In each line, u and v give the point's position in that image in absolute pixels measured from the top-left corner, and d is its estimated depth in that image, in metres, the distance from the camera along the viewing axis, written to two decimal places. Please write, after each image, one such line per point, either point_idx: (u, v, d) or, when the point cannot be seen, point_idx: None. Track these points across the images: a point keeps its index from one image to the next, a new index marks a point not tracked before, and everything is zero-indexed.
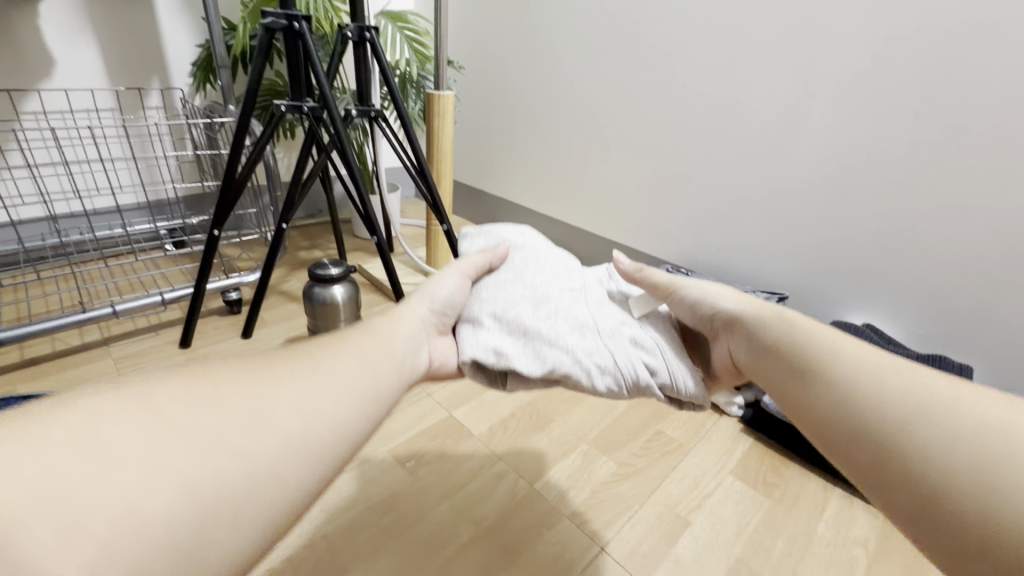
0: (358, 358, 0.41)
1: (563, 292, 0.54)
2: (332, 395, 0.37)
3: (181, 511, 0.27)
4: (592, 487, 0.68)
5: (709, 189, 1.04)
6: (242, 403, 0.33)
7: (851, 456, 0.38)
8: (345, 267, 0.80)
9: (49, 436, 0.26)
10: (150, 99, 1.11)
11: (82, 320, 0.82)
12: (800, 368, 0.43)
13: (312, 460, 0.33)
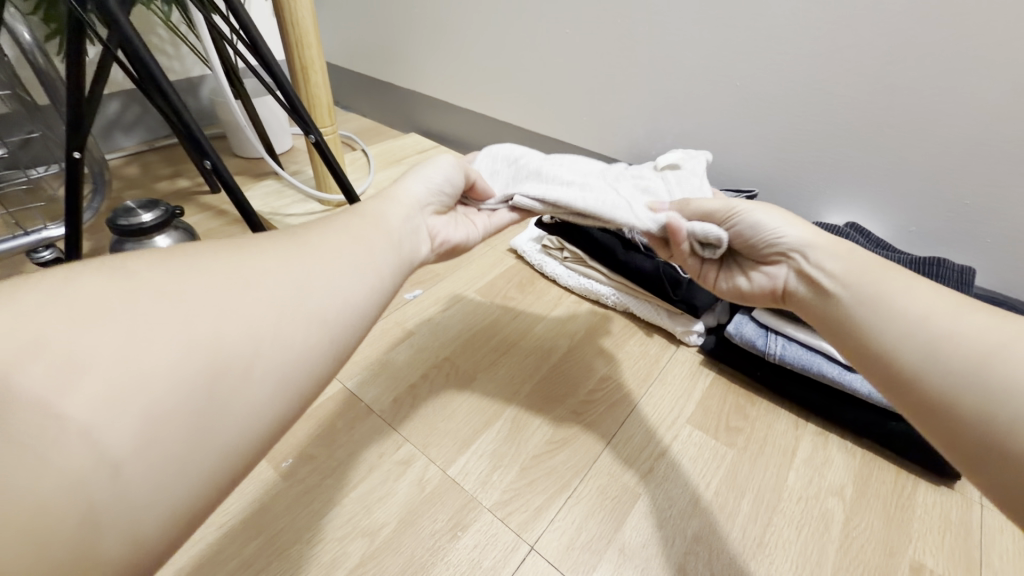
0: (342, 238, 0.41)
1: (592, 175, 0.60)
2: (315, 270, 0.36)
3: (185, 362, 0.27)
4: (520, 464, 0.55)
5: (660, 59, 0.81)
6: (221, 271, 0.32)
7: (904, 394, 0.36)
8: (162, 211, 0.57)
9: (17, 296, 0.26)
10: None
11: None
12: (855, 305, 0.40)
13: (305, 320, 0.34)
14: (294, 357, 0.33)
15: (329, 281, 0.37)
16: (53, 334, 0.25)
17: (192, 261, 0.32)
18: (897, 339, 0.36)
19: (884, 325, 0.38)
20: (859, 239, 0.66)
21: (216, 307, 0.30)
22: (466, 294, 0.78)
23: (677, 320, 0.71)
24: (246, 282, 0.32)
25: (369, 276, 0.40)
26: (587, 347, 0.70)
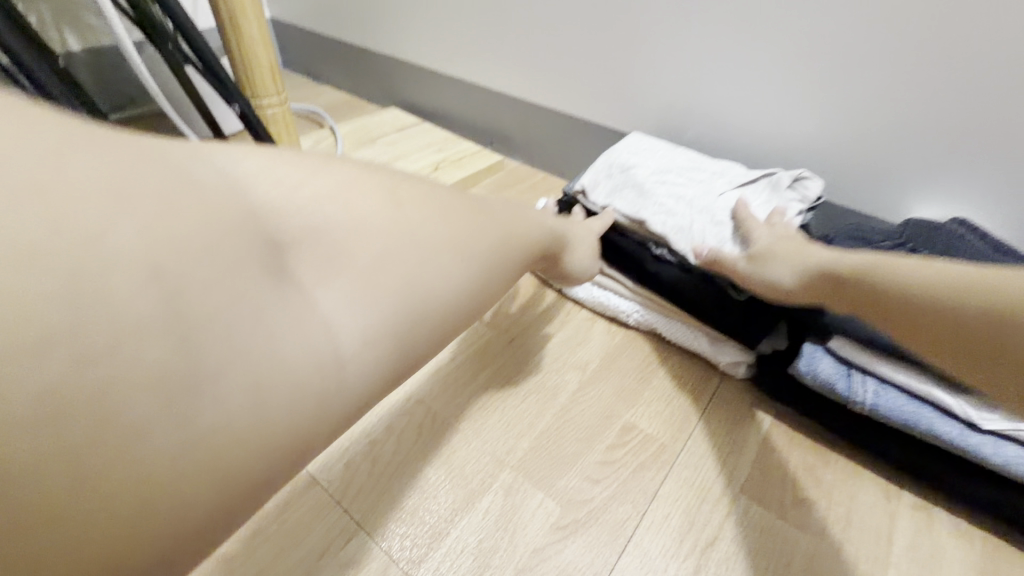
0: (495, 205, 0.35)
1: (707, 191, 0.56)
2: (484, 240, 0.31)
3: (404, 260, 0.26)
4: (516, 563, 0.40)
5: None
6: (425, 200, 0.29)
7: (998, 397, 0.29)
8: None
9: (283, 173, 0.24)
10: None
11: None
12: (866, 267, 0.38)
13: (479, 268, 0.30)
14: (468, 285, 0.29)
15: (485, 243, 0.31)
16: (299, 197, 0.23)
17: (411, 190, 0.29)
18: (923, 280, 0.33)
19: (894, 267, 0.35)
20: (973, 241, 0.48)
21: (424, 241, 0.27)
22: None
23: (719, 348, 0.54)
24: (444, 224, 0.29)
25: (514, 238, 0.34)
26: (602, 384, 0.53)
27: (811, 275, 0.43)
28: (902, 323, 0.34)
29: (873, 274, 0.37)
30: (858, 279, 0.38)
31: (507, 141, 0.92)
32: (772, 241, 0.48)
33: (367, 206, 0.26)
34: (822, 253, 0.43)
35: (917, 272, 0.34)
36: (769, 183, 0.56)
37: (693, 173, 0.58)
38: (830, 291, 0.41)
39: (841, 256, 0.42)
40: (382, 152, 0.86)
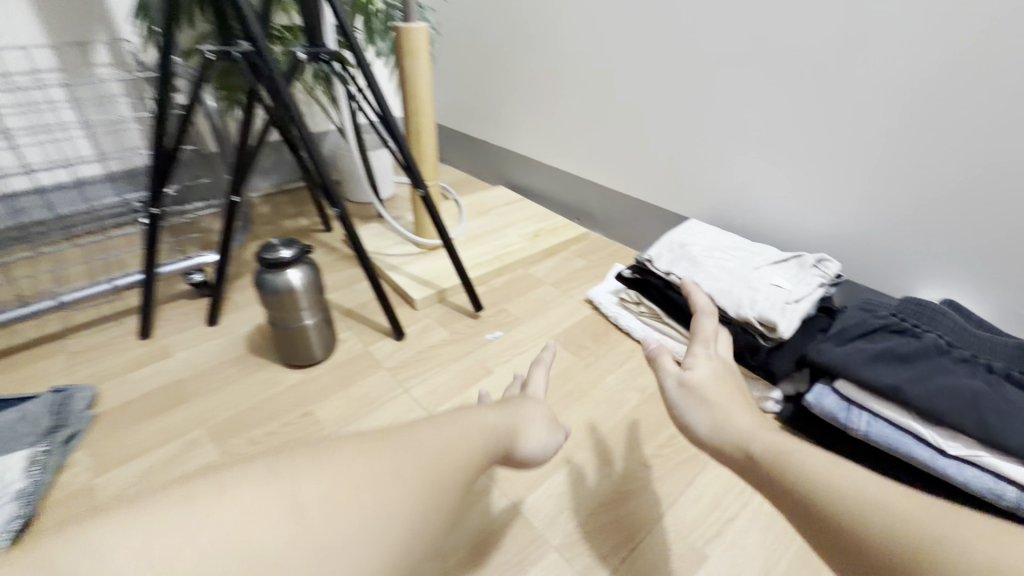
0: (442, 421, 0.37)
1: (745, 265, 0.74)
2: (408, 460, 0.31)
3: (342, 543, 0.26)
4: (586, 509, 0.57)
5: (750, 126, 0.82)
6: (304, 463, 0.29)
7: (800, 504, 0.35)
8: (298, 247, 0.69)
9: (191, 526, 0.24)
10: (96, 55, 0.97)
11: (29, 314, 0.75)
12: (787, 460, 0.37)
13: (412, 472, 0.31)
14: (405, 540, 0.28)
15: (409, 457, 0.32)
16: (223, 535, 0.24)
17: (289, 461, 0.29)
18: (842, 494, 0.33)
19: (804, 472, 0.35)
20: (957, 318, 0.62)
21: (329, 487, 0.28)
22: (542, 339, 0.81)
23: (752, 386, 0.70)
24: (345, 463, 0.29)
25: (453, 444, 0.35)
26: (657, 403, 0.71)
27: (719, 436, 0.44)
28: (811, 528, 0.33)
29: (789, 474, 0.36)
30: (776, 472, 0.37)
31: (591, 217, 1.15)
32: (707, 381, 0.49)
33: (276, 520, 0.26)
34: (742, 420, 0.44)
35: (834, 483, 0.34)
36: (797, 262, 0.74)
37: (735, 252, 0.77)
38: (742, 462, 0.41)
39: (759, 429, 0.42)
40: (495, 221, 1.12)
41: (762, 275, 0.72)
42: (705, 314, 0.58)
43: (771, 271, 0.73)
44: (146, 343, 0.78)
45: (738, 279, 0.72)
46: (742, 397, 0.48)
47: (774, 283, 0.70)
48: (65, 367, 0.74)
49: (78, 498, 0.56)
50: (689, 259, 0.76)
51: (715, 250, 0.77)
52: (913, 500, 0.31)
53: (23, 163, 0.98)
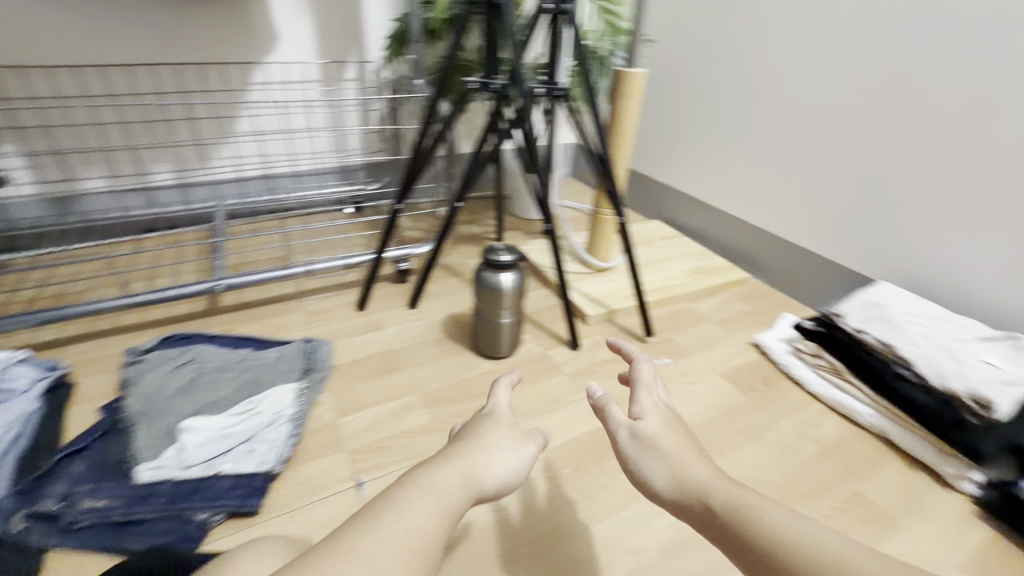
0: (439, 486, 0.42)
1: (950, 336, 0.72)
2: (423, 535, 0.38)
3: None
4: None
5: (945, 193, 0.79)
6: (357, 550, 0.35)
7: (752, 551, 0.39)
8: (516, 254, 0.78)
9: None
10: (347, 71, 1.15)
11: (287, 275, 0.92)
12: (754, 520, 0.41)
13: (433, 535, 0.39)
14: None
15: (431, 522, 0.39)
16: None
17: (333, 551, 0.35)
18: (797, 557, 0.37)
19: (768, 530, 0.39)
20: None
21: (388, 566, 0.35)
22: (711, 373, 0.84)
23: (948, 461, 0.68)
24: (379, 544, 0.36)
25: (435, 510, 0.40)
26: (835, 459, 0.70)
27: (680, 486, 0.46)
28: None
29: (746, 529, 0.40)
30: (744, 530, 0.40)
31: (753, 264, 1.13)
32: (659, 432, 0.50)
33: None
34: (697, 471, 0.46)
35: (801, 540, 0.38)
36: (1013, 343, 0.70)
37: (937, 320, 0.75)
38: (699, 513, 0.44)
39: (717, 480, 0.45)
40: (657, 252, 1.16)
41: (972, 349, 0.69)
42: (643, 364, 0.59)
43: (982, 346, 0.70)
44: (364, 314, 0.92)
45: (945, 350, 0.70)
46: (677, 441, 0.50)
47: (987, 359, 0.68)
48: (305, 323, 0.90)
49: (326, 432, 0.68)
50: (885, 320, 0.75)
51: (913, 315, 0.76)
52: (882, 563, 0.36)
53: (269, 154, 1.16)
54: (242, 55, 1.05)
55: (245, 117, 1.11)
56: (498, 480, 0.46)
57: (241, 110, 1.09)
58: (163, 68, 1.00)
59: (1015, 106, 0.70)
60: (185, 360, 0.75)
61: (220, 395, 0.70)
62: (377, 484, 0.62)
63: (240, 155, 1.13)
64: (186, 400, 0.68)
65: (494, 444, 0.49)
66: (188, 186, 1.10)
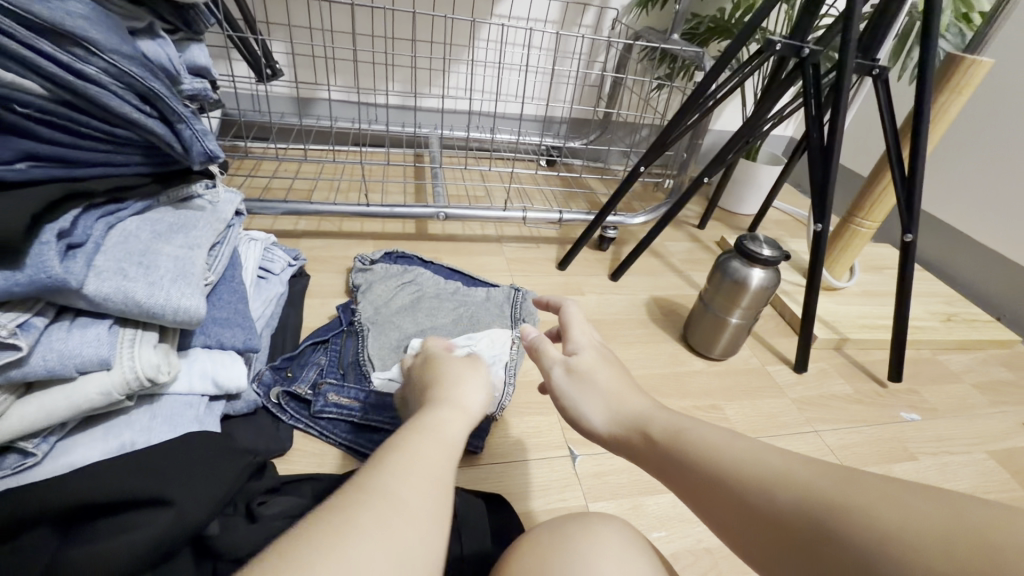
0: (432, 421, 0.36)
1: None
2: (439, 487, 0.30)
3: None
4: None
5: None
6: (349, 499, 0.27)
7: (746, 510, 0.32)
8: (777, 251, 0.68)
9: None
10: (587, 16, 1.08)
11: (499, 217, 0.90)
12: (684, 445, 0.36)
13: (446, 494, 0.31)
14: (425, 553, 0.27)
15: (438, 468, 0.32)
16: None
17: (325, 508, 0.27)
18: (760, 482, 0.32)
19: (720, 458, 0.34)
20: None
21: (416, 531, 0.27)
22: (975, 449, 0.68)
23: None
24: (381, 492, 0.28)
25: (426, 440, 0.34)
26: None
27: (619, 419, 0.41)
28: (734, 517, 0.32)
29: (691, 452, 0.36)
30: (694, 461, 0.35)
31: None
32: (595, 365, 0.45)
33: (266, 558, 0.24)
34: (637, 402, 0.42)
35: (736, 459, 0.34)
36: None
37: None
38: (639, 447, 0.39)
39: (656, 411, 0.40)
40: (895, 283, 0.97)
41: None
42: (565, 312, 0.52)
43: None
44: (563, 274, 0.88)
45: None
46: (608, 371, 0.45)
47: None
48: (506, 269, 0.88)
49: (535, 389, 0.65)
50: None
51: None
52: (825, 470, 0.30)
53: (485, 90, 1.13)
54: None
55: (478, 49, 1.09)
56: (479, 411, 0.41)
57: (479, 41, 1.07)
58: None
59: None
60: (406, 280, 0.76)
61: (439, 324, 0.70)
62: (590, 462, 0.57)
63: (463, 86, 1.11)
64: (409, 321, 0.69)
65: (467, 380, 0.42)
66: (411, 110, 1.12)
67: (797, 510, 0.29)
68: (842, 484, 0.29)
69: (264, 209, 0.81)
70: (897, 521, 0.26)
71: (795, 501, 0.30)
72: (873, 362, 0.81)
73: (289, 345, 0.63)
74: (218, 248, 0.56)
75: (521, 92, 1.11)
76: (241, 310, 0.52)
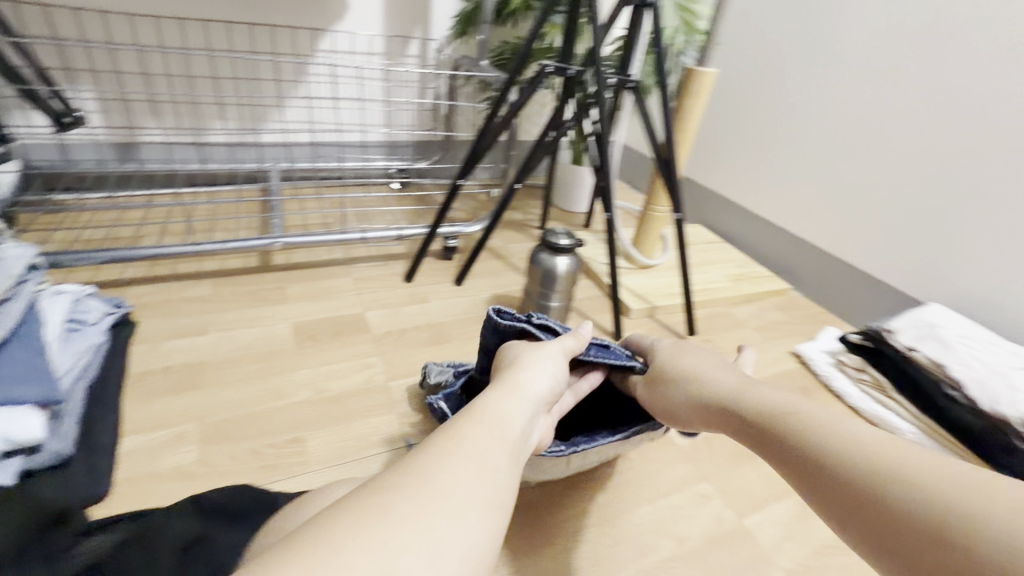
0: (507, 407, 0.39)
1: (1003, 365, 0.71)
2: (495, 471, 0.33)
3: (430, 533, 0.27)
4: (810, 546, 0.59)
5: (992, 224, 0.79)
6: (405, 481, 0.30)
7: (817, 478, 0.34)
8: (573, 240, 0.79)
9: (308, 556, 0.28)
10: (411, 47, 1.16)
11: (339, 240, 0.93)
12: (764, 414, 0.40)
13: (496, 461, 0.34)
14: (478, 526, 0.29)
15: (496, 444, 0.35)
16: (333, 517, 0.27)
17: (382, 489, 0.29)
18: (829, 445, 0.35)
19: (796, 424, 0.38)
20: None
21: (466, 500, 0.30)
22: (752, 377, 0.84)
23: None
24: (437, 472, 0.31)
25: (497, 427, 0.36)
26: None
27: (723, 404, 0.44)
28: (811, 484, 0.35)
29: (787, 427, 0.38)
30: (787, 434, 0.38)
31: (793, 275, 1.11)
32: (676, 359, 0.52)
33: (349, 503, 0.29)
34: (747, 389, 0.44)
35: (824, 433, 0.36)
36: None
37: (981, 343, 0.74)
38: (740, 423, 0.42)
39: (765, 393, 0.43)
40: (699, 255, 1.15)
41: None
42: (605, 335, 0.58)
43: None
44: (409, 286, 0.94)
45: (997, 376, 0.69)
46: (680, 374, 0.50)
47: None
48: (353, 289, 0.92)
49: (375, 394, 0.70)
50: (936, 338, 0.75)
51: (967, 337, 0.75)
52: (918, 461, 0.31)
53: (317, 121, 1.16)
54: (312, 21, 1.06)
55: (308, 84, 1.12)
56: (546, 396, 0.44)
57: (308, 75, 1.11)
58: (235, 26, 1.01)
59: None
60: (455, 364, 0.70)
61: None
62: None
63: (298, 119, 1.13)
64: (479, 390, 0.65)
65: (535, 362, 0.45)
66: (245, 146, 1.12)
67: (867, 481, 0.32)
68: (919, 469, 0.31)
69: (75, 261, 0.78)
70: (966, 508, 0.27)
71: (853, 468, 0.33)
72: (678, 322, 0.96)
73: (109, 396, 0.62)
74: (7, 306, 0.54)
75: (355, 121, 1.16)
76: (40, 365, 0.51)
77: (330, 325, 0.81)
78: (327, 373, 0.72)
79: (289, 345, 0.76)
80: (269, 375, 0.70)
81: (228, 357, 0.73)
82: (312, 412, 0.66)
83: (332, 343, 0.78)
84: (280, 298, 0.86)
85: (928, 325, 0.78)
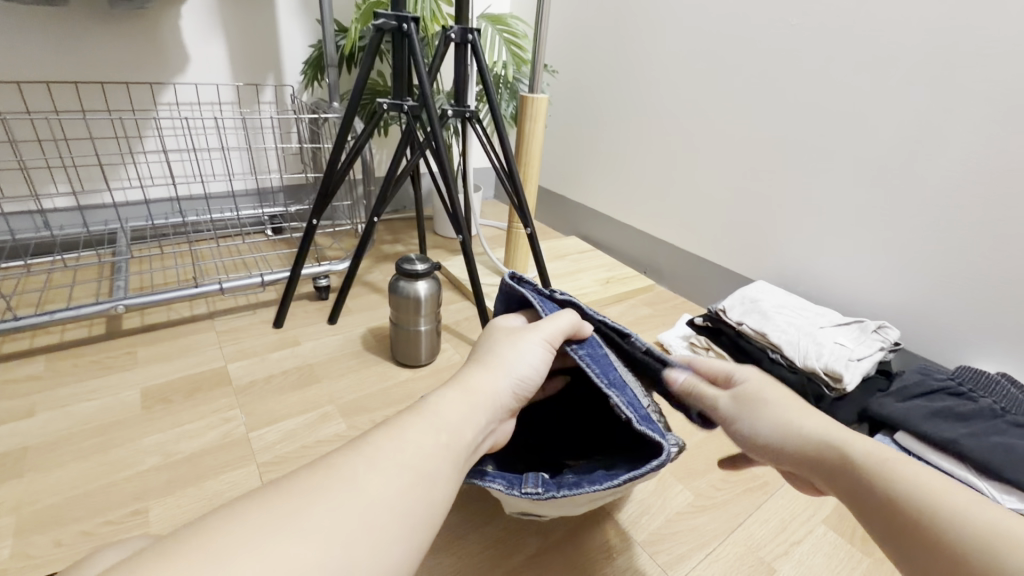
0: (460, 408, 0.35)
1: (811, 325, 0.82)
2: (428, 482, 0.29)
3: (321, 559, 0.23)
4: (666, 515, 0.64)
5: (789, 206, 0.92)
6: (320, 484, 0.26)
7: (891, 527, 0.30)
8: (430, 264, 0.83)
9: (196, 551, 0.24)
10: (265, 94, 1.15)
11: (194, 294, 0.89)
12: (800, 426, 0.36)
13: (445, 465, 0.31)
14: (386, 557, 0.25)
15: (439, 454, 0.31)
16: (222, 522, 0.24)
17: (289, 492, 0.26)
18: (877, 464, 0.32)
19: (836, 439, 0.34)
20: (1013, 391, 0.67)
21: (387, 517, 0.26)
22: None
23: None
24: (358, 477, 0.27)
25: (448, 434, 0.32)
26: (724, 437, 0.77)
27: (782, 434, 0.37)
28: (884, 530, 0.30)
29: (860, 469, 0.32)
30: (863, 475, 0.32)
31: (656, 272, 1.21)
32: (762, 385, 0.40)
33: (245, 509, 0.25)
34: (812, 419, 0.36)
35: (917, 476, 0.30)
36: (859, 326, 0.81)
37: (793, 309, 0.86)
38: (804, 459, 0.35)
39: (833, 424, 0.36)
40: (572, 264, 1.22)
41: (826, 334, 0.79)
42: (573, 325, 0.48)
43: (841, 330, 0.81)
44: (279, 332, 0.91)
45: (806, 336, 0.79)
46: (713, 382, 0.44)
47: (837, 338, 0.78)
48: (215, 342, 0.88)
49: (234, 447, 0.67)
50: (758, 311, 0.86)
51: (782, 306, 0.87)
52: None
53: (166, 175, 1.10)
54: (148, 75, 1.03)
55: (153, 138, 1.08)
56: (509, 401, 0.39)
57: (152, 130, 1.06)
58: (59, 85, 0.96)
59: (844, 133, 0.83)
60: None
61: None
62: None
63: (145, 175, 1.08)
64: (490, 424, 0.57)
65: (507, 358, 0.40)
66: (87, 209, 1.04)
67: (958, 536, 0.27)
68: None
69: None
70: None
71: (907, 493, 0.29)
72: None
73: None
74: None
75: (210, 171, 1.12)
76: None
77: (186, 384, 0.77)
78: (179, 434, 0.68)
79: (136, 411, 0.71)
80: (109, 447, 0.65)
81: (61, 436, 0.66)
82: (160, 477, 0.62)
83: (187, 402, 0.74)
84: (130, 364, 0.81)
85: (753, 301, 0.88)
